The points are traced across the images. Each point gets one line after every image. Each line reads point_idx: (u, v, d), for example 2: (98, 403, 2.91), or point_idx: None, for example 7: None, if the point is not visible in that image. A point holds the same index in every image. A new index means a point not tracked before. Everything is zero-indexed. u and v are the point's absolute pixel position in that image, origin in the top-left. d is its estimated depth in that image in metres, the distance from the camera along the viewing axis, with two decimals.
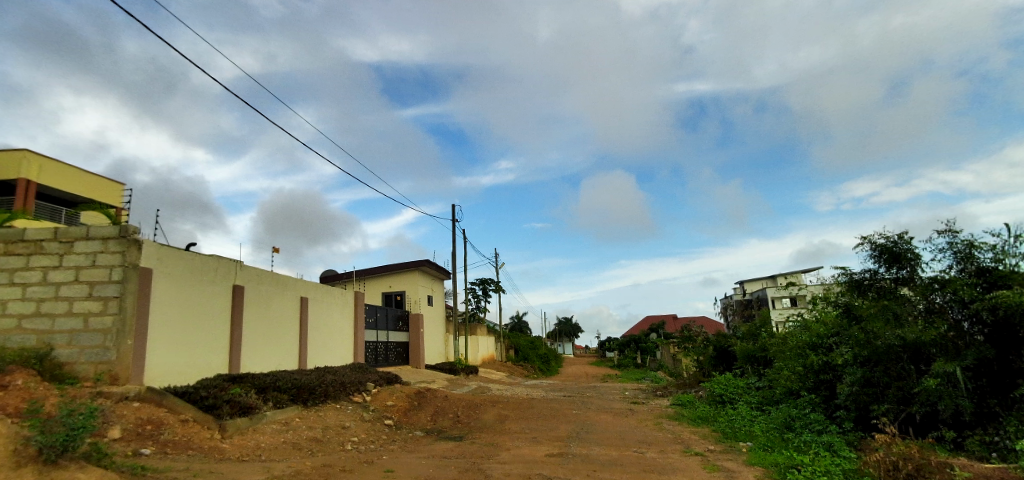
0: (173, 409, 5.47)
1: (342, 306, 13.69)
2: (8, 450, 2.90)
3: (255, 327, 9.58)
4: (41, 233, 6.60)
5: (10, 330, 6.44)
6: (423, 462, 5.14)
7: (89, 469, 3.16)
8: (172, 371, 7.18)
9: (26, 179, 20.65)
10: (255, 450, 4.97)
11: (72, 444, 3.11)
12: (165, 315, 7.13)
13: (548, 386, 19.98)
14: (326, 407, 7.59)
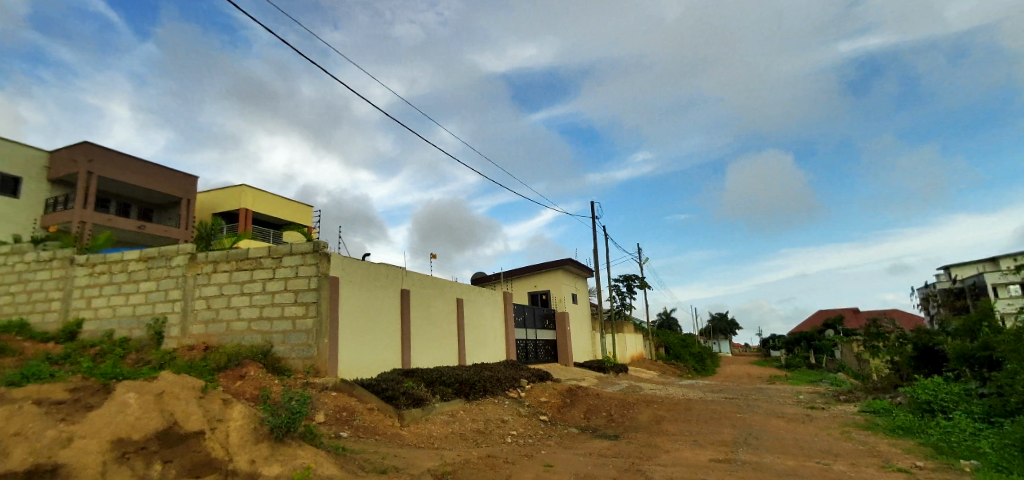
0: (362, 398, 6.21)
1: (492, 305, 14.38)
2: (251, 426, 3.60)
3: (421, 326, 10.57)
4: (259, 251, 7.90)
5: (243, 331, 7.77)
6: (581, 460, 4.95)
7: (306, 446, 3.76)
8: (356, 366, 8.27)
9: (245, 209, 26.37)
10: (429, 438, 5.41)
11: (292, 424, 3.76)
12: (348, 317, 8.21)
13: (706, 386, 18.29)
14: (486, 401, 7.96)
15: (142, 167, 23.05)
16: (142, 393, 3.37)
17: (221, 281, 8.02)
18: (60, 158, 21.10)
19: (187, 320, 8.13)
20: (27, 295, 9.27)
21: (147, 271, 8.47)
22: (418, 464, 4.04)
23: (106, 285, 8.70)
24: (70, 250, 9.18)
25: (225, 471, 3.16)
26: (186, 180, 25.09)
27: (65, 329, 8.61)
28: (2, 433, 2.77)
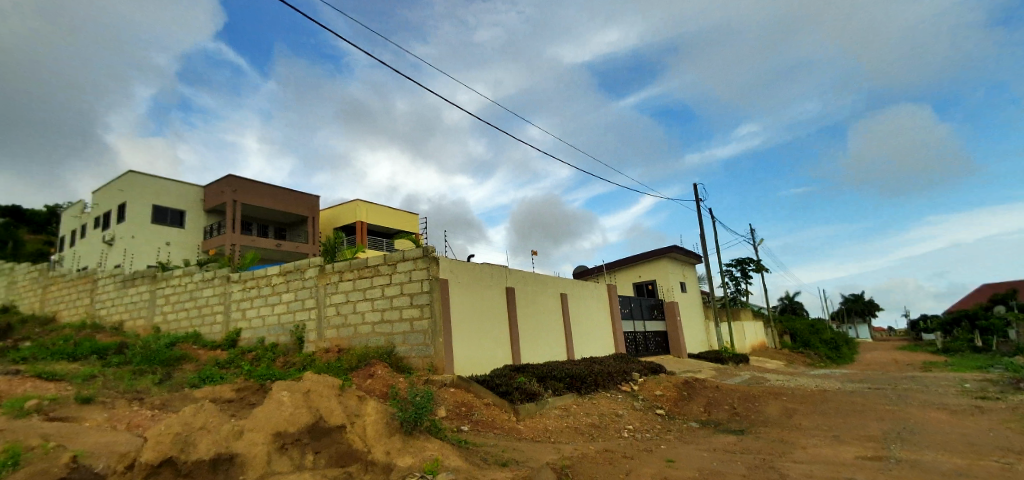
0: (478, 393, 6.22)
1: (598, 297, 13.65)
2: (385, 420, 3.86)
3: (529, 322, 10.13)
4: (376, 258, 7.76)
5: (367, 333, 7.75)
6: (705, 455, 4.65)
7: (432, 440, 3.97)
8: (473, 364, 8.14)
9: (360, 221, 27.50)
10: (545, 432, 5.45)
11: (419, 419, 4.01)
12: (461, 318, 8.05)
13: (843, 376, 16.24)
14: (598, 395, 7.79)
15: (274, 191, 25.35)
16: (292, 391, 3.78)
17: (347, 290, 7.99)
18: (212, 191, 24.21)
19: (322, 325, 8.17)
20: (194, 309, 9.76)
21: (289, 284, 8.63)
22: (536, 458, 4.10)
23: (256, 298, 9.02)
24: (226, 269, 9.60)
25: (366, 461, 3.44)
26: (310, 199, 26.96)
27: (227, 337, 9.02)
28: (193, 426, 3.28)
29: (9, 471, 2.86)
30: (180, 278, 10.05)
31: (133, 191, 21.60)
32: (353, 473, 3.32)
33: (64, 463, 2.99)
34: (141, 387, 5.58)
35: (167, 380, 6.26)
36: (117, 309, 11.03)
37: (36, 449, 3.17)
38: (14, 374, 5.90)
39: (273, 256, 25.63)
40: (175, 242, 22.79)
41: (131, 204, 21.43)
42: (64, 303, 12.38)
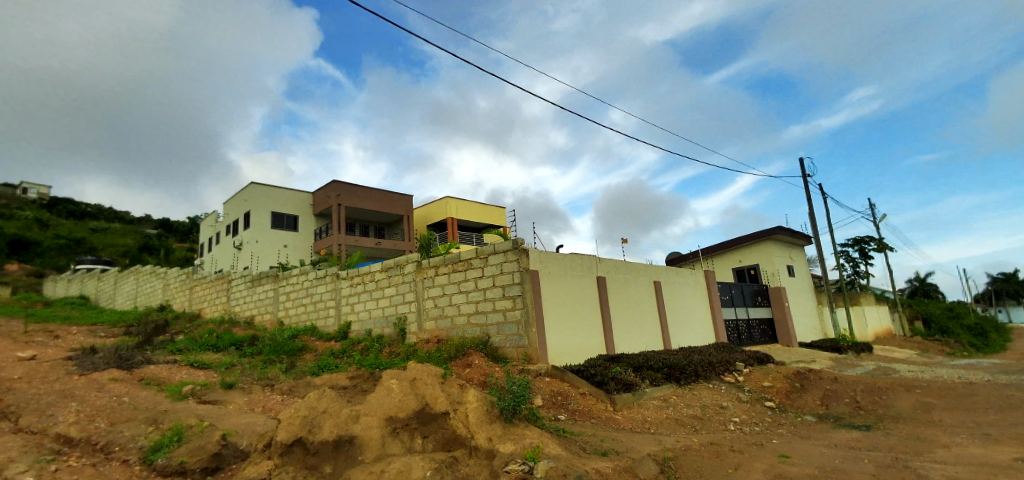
0: (574, 383, 6.34)
1: (696, 285, 12.69)
2: (485, 408, 3.96)
3: (623, 311, 9.58)
4: (468, 252, 7.86)
5: (463, 325, 7.87)
6: (826, 452, 4.28)
7: (532, 427, 4.02)
8: (567, 353, 7.81)
9: (450, 217, 28.62)
10: (645, 423, 5.36)
11: (518, 407, 4.09)
12: (553, 306, 7.77)
13: (992, 367, 13.96)
14: (700, 386, 7.42)
15: (372, 193, 26.95)
16: (400, 379, 4.01)
17: (443, 283, 8.20)
18: (320, 197, 26.45)
19: (422, 317, 8.47)
20: (310, 304, 10.72)
21: (389, 279, 9.10)
22: (638, 449, 4.05)
23: (362, 293, 9.63)
24: (335, 267, 10.44)
25: (470, 447, 3.61)
26: (404, 198, 28.30)
27: (340, 329, 9.73)
28: (317, 410, 3.60)
29: (175, 447, 3.33)
30: (298, 277, 11.11)
31: (256, 200, 24.32)
32: (458, 458, 3.53)
33: (214, 440, 3.38)
34: (272, 374, 6.34)
35: (294, 368, 6.96)
36: (248, 306, 12.51)
37: (193, 427, 3.61)
38: (173, 362, 6.95)
39: (375, 254, 27.31)
40: (292, 243, 25.24)
41: (255, 212, 24.13)
42: (207, 302, 14.27)
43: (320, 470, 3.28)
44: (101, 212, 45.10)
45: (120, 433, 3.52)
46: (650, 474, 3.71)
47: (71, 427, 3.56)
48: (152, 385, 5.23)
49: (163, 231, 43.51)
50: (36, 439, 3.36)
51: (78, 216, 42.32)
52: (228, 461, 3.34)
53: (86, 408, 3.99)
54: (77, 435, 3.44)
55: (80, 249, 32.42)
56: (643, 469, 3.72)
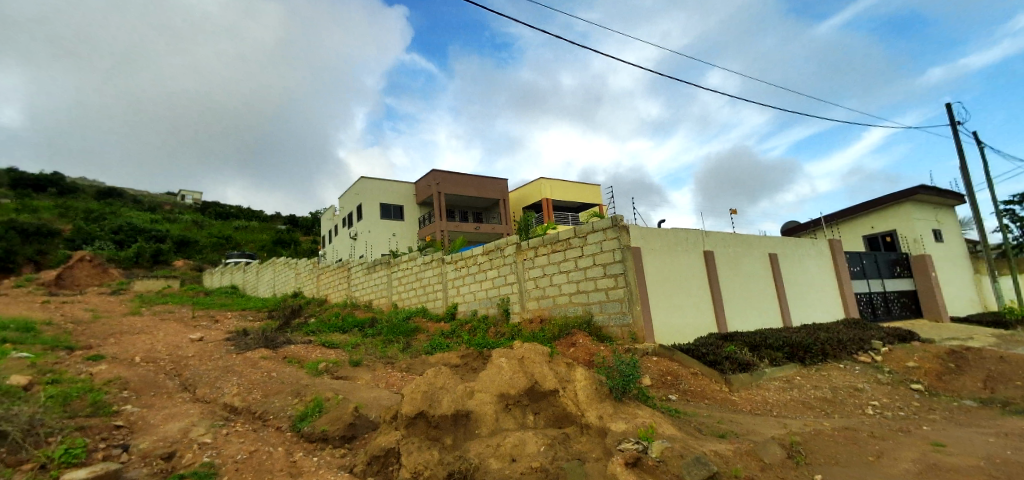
0: (684, 362, 5.98)
1: (817, 257, 11.47)
2: (594, 386, 3.93)
3: (736, 287, 8.75)
4: (567, 232, 7.70)
5: (565, 304, 7.75)
6: (991, 441, 3.74)
7: (643, 407, 3.95)
8: (674, 330, 7.23)
9: (545, 199, 28.45)
10: (766, 405, 5.10)
11: (628, 386, 4.02)
12: (657, 281, 7.26)
13: None
14: (829, 366, 6.78)
15: (467, 180, 27.74)
16: (509, 358, 4.14)
17: (543, 264, 8.18)
18: (421, 187, 27.97)
19: (524, 297, 8.56)
20: (420, 288, 11.37)
21: (491, 262, 9.35)
22: (761, 432, 3.85)
23: (467, 276, 10.00)
24: (440, 252, 10.97)
25: (581, 424, 3.66)
26: (498, 183, 28.64)
27: (448, 311, 10.23)
28: (435, 385, 3.84)
29: (317, 416, 3.98)
30: (407, 263, 11.87)
31: (366, 193, 26.53)
32: (570, 434, 3.61)
33: (348, 411, 3.94)
34: (391, 353, 7.07)
35: (410, 347, 7.69)
36: (366, 291, 13.64)
37: (329, 400, 4.27)
38: (308, 342, 8.02)
39: (476, 238, 27.99)
40: (399, 232, 27.08)
41: (366, 204, 26.35)
42: (331, 288, 15.80)
43: (442, 441, 3.56)
44: (243, 211, 51.71)
45: (273, 403, 4.28)
46: (777, 458, 3.48)
47: (235, 397, 4.52)
48: (294, 362, 6.23)
49: (292, 225, 48.84)
50: (212, 406, 4.36)
51: (225, 215, 48.77)
52: (361, 430, 3.85)
53: (243, 381, 5.00)
54: (239, 405, 4.32)
55: (229, 244, 37.47)
56: (768, 453, 3.50)
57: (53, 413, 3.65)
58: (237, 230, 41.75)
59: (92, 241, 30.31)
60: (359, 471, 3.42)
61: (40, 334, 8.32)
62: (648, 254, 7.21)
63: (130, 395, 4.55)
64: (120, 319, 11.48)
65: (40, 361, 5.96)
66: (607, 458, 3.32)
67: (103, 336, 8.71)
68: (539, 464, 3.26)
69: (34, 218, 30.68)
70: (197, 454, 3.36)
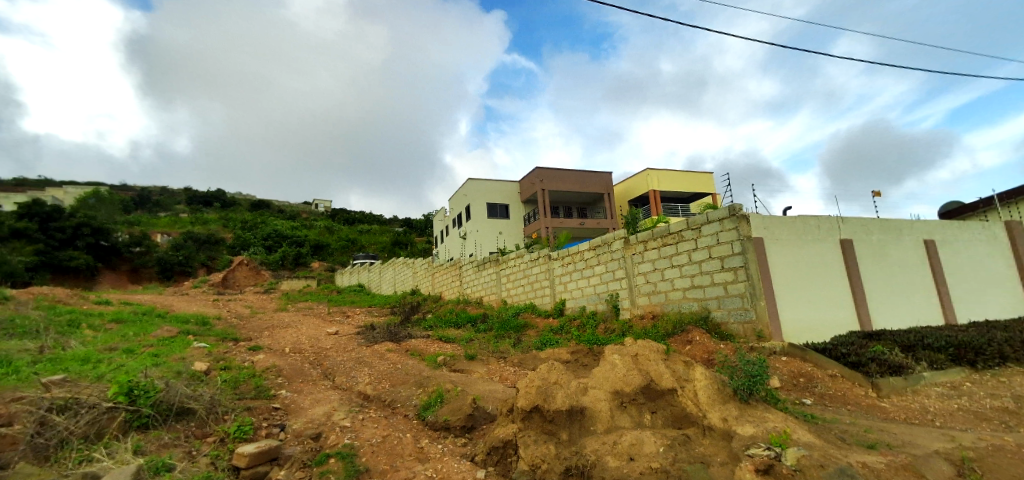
0: (818, 363, 5.53)
1: (985, 243, 9.77)
2: (715, 387, 3.70)
3: (883, 279, 7.71)
4: (679, 224, 7.42)
5: (679, 299, 7.48)
6: None
7: (773, 410, 3.68)
8: (809, 327, 6.53)
9: (653, 190, 27.17)
10: (926, 414, 4.45)
11: (755, 387, 3.74)
12: (788, 273, 6.58)
13: None
14: (1009, 371, 5.73)
15: (570, 176, 27.77)
16: (623, 355, 4.09)
17: (653, 258, 8.00)
18: (525, 185, 28.52)
19: (634, 292, 8.47)
20: (528, 285, 11.65)
21: (599, 257, 9.35)
22: (922, 445, 3.40)
23: (574, 272, 10.09)
24: (547, 249, 11.16)
25: (703, 426, 3.48)
26: (601, 176, 28.17)
27: (556, 307, 10.41)
28: (549, 381, 3.90)
29: (438, 406, 4.39)
30: (515, 260, 12.22)
31: (473, 194, 27.96)
32: (691, 436, 3.45)
33: (468, 403, 4.25)
34: (503, 348, 7.65)
35: (520, 343, 8.15)
36: (477, 288, 14.28)
37: (449, 392, 4.65)
38: (427, 337, 8.92)
39: (581, 233, 27.84)
40: (505, 231, 28.30)
41: (474, 205, 27.81)
42: (445, 286, 16.72)
43: (558, 436, 3.61)
44: (363, 216, 56.72)
45: (399, 393, 4.87)
46: (941, 474, 3.03)
47: (367, 386, 5.26)
48: (415, 355, 7.09)
49: (409, 228, 52.62)
50: (349, 393, 5.12)
51: (351, 220, 53.75)
52: (480, 422, 4.14)
53: (374, 372, 5.79)
54: (371, 393, 4.95)
55: (355, 245, 41.15)
56: (931, 468, 3.06)
57: (227, 396, 4.75)
58: (362, 232, 45.77)
59: (247, 247, 35.71)
60: (479, 460, 3.65)
61: (216, 327, 10.23)
62: (775, 243, 6.60)
63: (283, 381, 5.55)
64: (274, 315, 13.64)
65: (217, 350, 7.33)
66: (734, 464, 3.11)
67: (261, 330, 10.40)
68: (658, 464, 3.15)
69: (205, 229, 37.15)
70: (339, 436, 3.89)
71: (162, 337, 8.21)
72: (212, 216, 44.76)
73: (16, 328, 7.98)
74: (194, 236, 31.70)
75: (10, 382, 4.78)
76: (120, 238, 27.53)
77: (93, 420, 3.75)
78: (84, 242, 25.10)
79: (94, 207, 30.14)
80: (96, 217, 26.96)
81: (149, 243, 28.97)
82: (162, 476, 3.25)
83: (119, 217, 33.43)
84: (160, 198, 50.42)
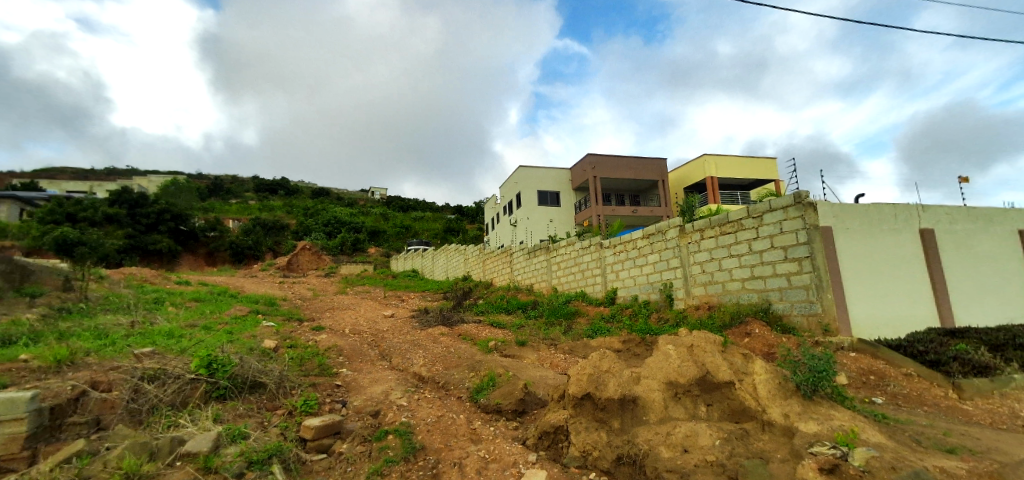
0: (891, 361, 5.21)
1: None
2: (776, 381, 3.63)
3: (971, 272, 7.04)
4: (739, 212, 7.19)
5: (738, 290, 7.25)
6: None
7: (839, 408, 3.54)
8: (884, 323, 6.08)
9: (711, 177, 25.98)
10: (1017, 420, 4.09)
11: (820, 384, 3.59)
12: (860, 264, 6.15)
13: None
14: None
15: (624, 162, 27.21)
16: (677, 345, 4.09)
17: (711, 247, 7.78)
18: (577, 173, 28.26)
19: (689, 282, 8.29)
20: (579, 273, 11.62)
21: (653, 246, 9.18)
22: (1011, 452, 3.14)
23: (626, 260, 9.97)
24: (598, 237, 11.07)
25: (762, 421, 3.39)
26: (657, 163, 27.43)
27: (608, 295, 10.35)
28: (600, 369, 3.90)
29: (490, 389, 4.60)
30: (565, 248, 12.20)
31: (525, 182, 28.09)
32: (749, 431, 3.36)
33: (518, 388, 4.42)
34: (554, 335, 7.89)
35: (571, 330, 8.28)
36: (527, 275, 14.38)
37: (501, 376, 4.87)
38: (479, 322, 9.21)
39: (632, 222, 27.36)
40: (556, 218, 28.32)
41: (525, 192, 27.94)
42: (496, 273, 16.92)
43: (609, 424, 3.63)
44: (417, 203, 58.13)
45: (453, 375, 5.18)
46: None
47: (422, 368, 5.63)
48: (468, 339, 7.46)
49: (460, 215, 53.45)
50: (405, 374, 5.53)
51: (405, 207, 55.29)
52: (531, 407, 4.31)
53: (428, 355, 6.20)
54: (425, 375, 5.33)
55: (409, 232, 42.13)
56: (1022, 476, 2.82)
57: (294, 373, 5.18)
58: (415, 220, 46.92)
59: (310, 233, 37.52)
60: (531, 444, 3.74)
61: (282, 308, 10.95)
62: (845, 233, 6.19)
63: (344, 360, 6.05)
64: (334, 298, 14.45)
65: (283, 329, 7.87)
66: (795, 461, 3.00)
67: (322, 311, 11.08)
68: (714, 457, 3.08)
69: (271, 215, 39.62)
70: (396, 415, 4.18)
71: (235, 315, 8.89)
72: (277, 203, 47.44)
73: (112, 305, 8.93)
74: (261, 222, 33.55)
75: (109, 352, 5.34)
76: (196, 223, 29.24)
77: (178, 390, 4.28)
78: (167, 226, 26.99)
79: (174, 195, 32.78)
80: (176, 204, 29.17)
81: (222, 228, 30.40)
82: (239, 443, 3.61)
83: (195, 204, 36.19)
84: (230, 186, 53.99)
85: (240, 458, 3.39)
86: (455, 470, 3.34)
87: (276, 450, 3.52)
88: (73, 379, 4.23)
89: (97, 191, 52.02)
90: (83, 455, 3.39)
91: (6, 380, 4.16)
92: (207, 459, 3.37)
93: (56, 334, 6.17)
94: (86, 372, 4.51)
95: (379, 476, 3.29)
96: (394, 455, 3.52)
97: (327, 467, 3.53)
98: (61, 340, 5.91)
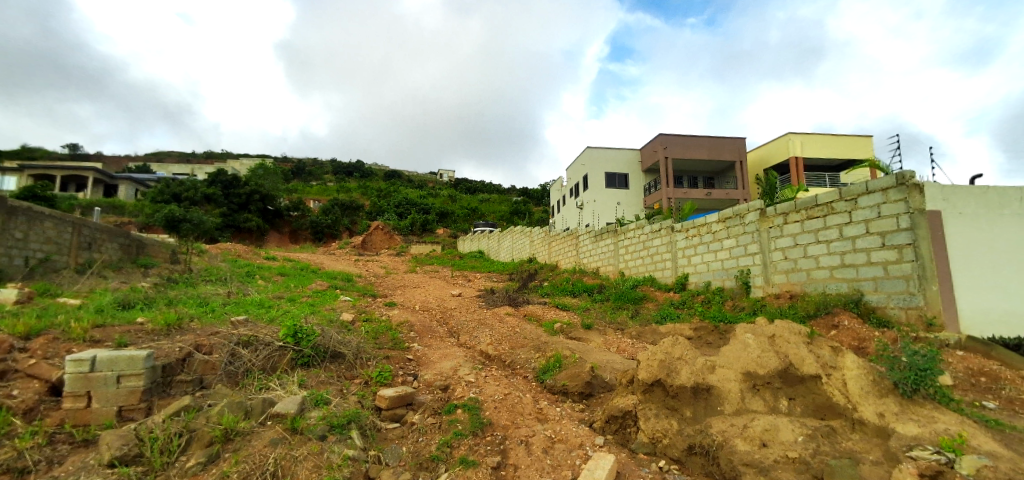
0: (1009, 362, 4.61)
1: None
2: (871, 378, 3.41)
3: None
4: (830, 195, 6.72)
5: (824, 279, 6.81)
6: None
7: (945, 411, 3.24)
8: (1002, 319, 5.35)
9: (796, 158, 24.25)
10: None
11: (922, 383, 3.32)
12: (973, 252, 5.45)
13: None
14: None
15: (699, 142, 26.06)
16: (757, 335, 3.98)
17: (795, 232, 7.34)
18: (647, 153, 27.41)
19: (768, 270, 7.88)
20: (648, 257, 11.32)
21: (728, 230, 8.78)
22: None
23: (699, 245, 9.62)
24: (670, 221, 10.70)
25: (853, 419, 3.19)
26: (735, 142, 26.00)
27: (678, 281, 10.04)
28: (672, 355, 3.85)
29: (557, 371, 4.71)
30: (634, 231, 11.95)
31: (593, 165, 27.66)
32: (837, 428, 3.16)
33: (585, 371, 4.46)
34: (620, 319, 7.81)
35: (639, 315, 8.20)
36: (594, 259, 14.22)
37: (567, 359, 4.93)
38: (543, 303, 9.32)
39: (706, 205, 26.37)
40: (624, 201, 27.77)
41: (592, 175, 27.60)
42: (562, 255, 16.81)
43: (681, 412, 3.56)
44: (485, 186, 59.16)
45: (519, 356, 5.30)
46: None
47: (489, 346, 5.78)
48: (534, 320, 7.55)
49: (527, 197, 53.82)
50: (472, 351, 5.74)
51: (473, 190, 56.42)
52: (597, 390, 4.34)
53: (494, 334, 6.37)
54: (491, 354, 5.48)
55: (476, 214, 42.87)
56: None
57: (370, 345, 5.53)
58: (483, 201, 47.80)
59: (382, 214, 39.04)
60: (598, 427, 3.74)
61: (358, 284, 11.67)
62: (957, 218, 5.50)
63: (415, 335, 6.36)
64: (404, 275, 15.10)
65: (359, 304, 8.35)
66: (891, 464, 2.78)
67: (394, 288, 11.71)
68: (797, 454, 2.90)
69: (349, 197, 42.16)
70: (464, 390, 4.35)
71: (316, 289, 9.60)
72: (352, 184, 50.00)
73: (211, 276, 9.96)
74: (339, 203, 35.51)
75: (209, 318, 5.92)
76: (283, 204, 31.95)
77: (268, 355, 4.70)
78: (256, 207, 29.43)
79: (263, 176, 35.73)
80: (265, 184, 31.53)
81: (304, 208, 33.09)
82: (321, 407, 3.91)
83: (281, 185, 39.24)
84: (311, 168, 57.83)
85: (322, 422, 3.62)
86: (521, 448, 3.39)
87: (354, 417, 3.74)
88: (180, 341, 4.73)
89: (199, 174, 57.77)
90: (189, 409, 3.76)
91: (128, 340, 4.72)
92: (293, 421, 3.62)
93: (166, 300, 6.92)
94: (191, 335, 5.02)
95: (449, 448, 3.41)
96: (463, 430, 3.61)
97: (400, 436, 3.71)
98: (169, 305, 6.65)
